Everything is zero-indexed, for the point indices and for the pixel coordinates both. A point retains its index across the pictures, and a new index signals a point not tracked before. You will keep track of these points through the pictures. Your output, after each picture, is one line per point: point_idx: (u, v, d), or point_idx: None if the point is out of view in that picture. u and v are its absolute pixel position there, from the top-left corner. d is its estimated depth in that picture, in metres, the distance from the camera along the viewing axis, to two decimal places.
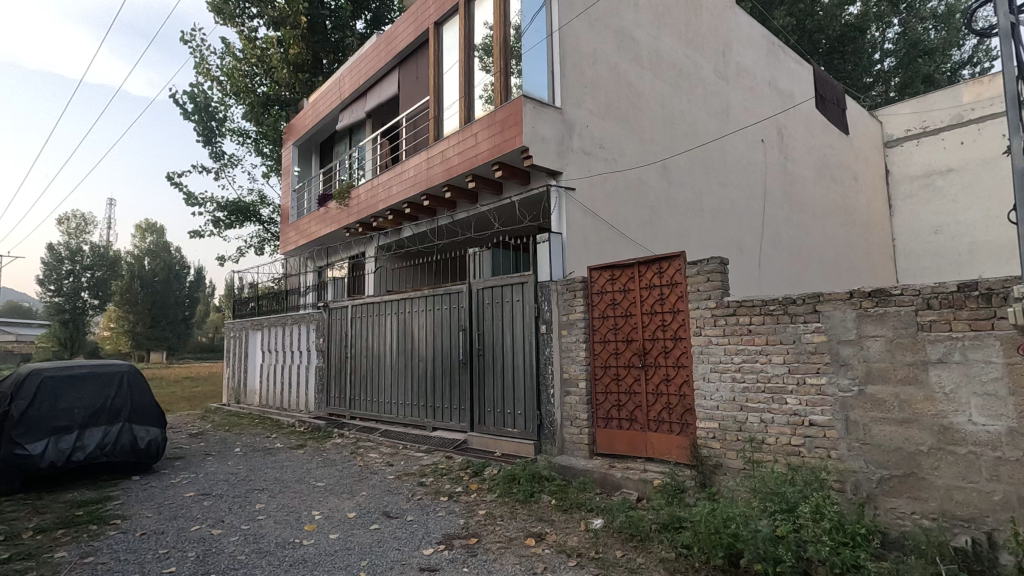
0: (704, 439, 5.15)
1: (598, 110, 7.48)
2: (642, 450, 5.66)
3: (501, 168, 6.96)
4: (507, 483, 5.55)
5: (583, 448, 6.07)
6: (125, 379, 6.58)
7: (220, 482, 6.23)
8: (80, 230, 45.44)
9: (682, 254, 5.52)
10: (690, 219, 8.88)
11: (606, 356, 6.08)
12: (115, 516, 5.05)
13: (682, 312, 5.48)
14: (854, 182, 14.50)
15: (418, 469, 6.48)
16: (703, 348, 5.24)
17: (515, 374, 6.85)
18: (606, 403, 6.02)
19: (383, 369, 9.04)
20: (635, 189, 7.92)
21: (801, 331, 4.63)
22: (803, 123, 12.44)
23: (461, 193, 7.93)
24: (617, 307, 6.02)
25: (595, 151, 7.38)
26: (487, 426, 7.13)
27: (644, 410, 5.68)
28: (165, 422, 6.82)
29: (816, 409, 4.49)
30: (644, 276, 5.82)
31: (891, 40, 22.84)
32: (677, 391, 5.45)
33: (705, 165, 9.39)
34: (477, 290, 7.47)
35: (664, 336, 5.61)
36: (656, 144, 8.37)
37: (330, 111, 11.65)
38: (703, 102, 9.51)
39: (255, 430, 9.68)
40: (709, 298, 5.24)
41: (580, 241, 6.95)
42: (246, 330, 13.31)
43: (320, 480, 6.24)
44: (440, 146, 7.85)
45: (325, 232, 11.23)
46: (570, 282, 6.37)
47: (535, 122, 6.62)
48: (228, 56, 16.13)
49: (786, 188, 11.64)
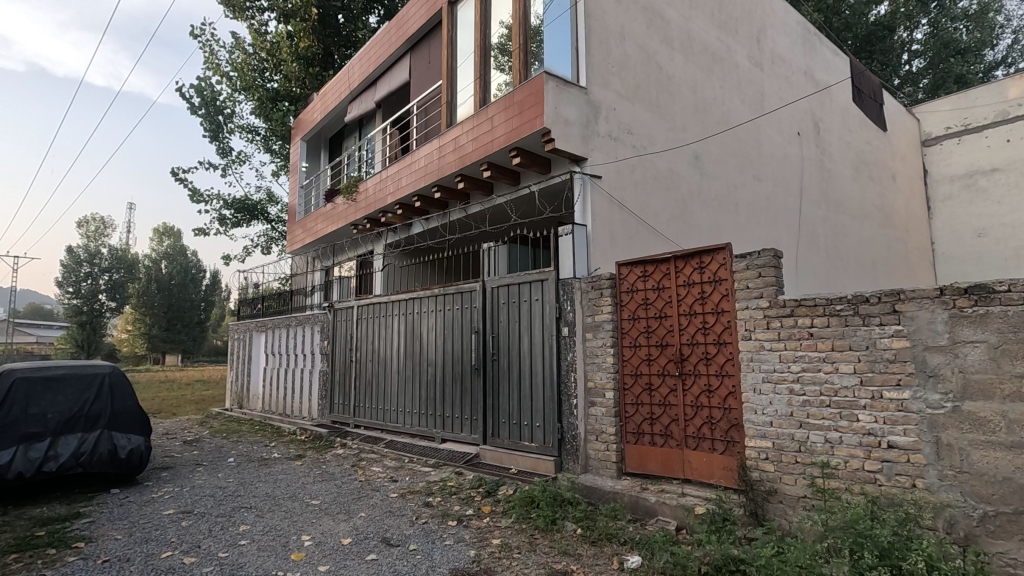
0: (755, 460, 4.43)
1: (626, 92, 6.83)
2: (680, 472, 4.95)
3: (519, 154, 6.31)
4: (525, 507, 4.85)
5: (611, 466, 5.38)
6: (107, 382, 6.05)
7: (205, 497, 5.62)
8: (99, 234, 46.21)
9: (728, 246, 4.82)
10: (724, 215, 8.15)
11: (636, 363, 5.38)
12: (79, 538, 4.45)
13: (728, 313, 4.77)
14: (891, 182, 13.62)
15: (424, 487, 5.81)
16: (753, 355, 4.53)
17: (533, 382, 6.17)
18: (637, 416, 5.32)
19: (390, 374, 8.43)
20: (665, 179, 7.22)
21: (875, 336, 3.90)
22: (840, 116, 11.63)
23: (474, 183, 7.32)
24: (649, 307, 5.34)
25: (623, 136, 6.71)
26: (501, 438, 6.45)
27: (681, 425, 4.98)
28: (150, 429, 6.25)
29: (897, 429, 3.75)
30: (682, 271, 5.14)
31: (920, 40, 21.79)
32: (721, 405, 4.74)
33: (740, 157, 8.65)
34: (492, 289, 6.82)
35: (705, 340, 4.90)
36: (687, 132, 7.68)
37: (339, 103, 11.13)
38: (737, 89, 8.80)
39: (254, 438, 9.10)
40: (761, 297, 4.52)
41: (607, 235, 6.27)
42: (250, 331, 12.82)
43: (314, 497, 5.60)
44: (452, 133, 7.24)
45: (331, 228, 10.67)
46: (596, 280, 5.69)
47: (558, 102, 5.98)
48: (237, 50, 15.75)
49: (823, 185, 10.83)
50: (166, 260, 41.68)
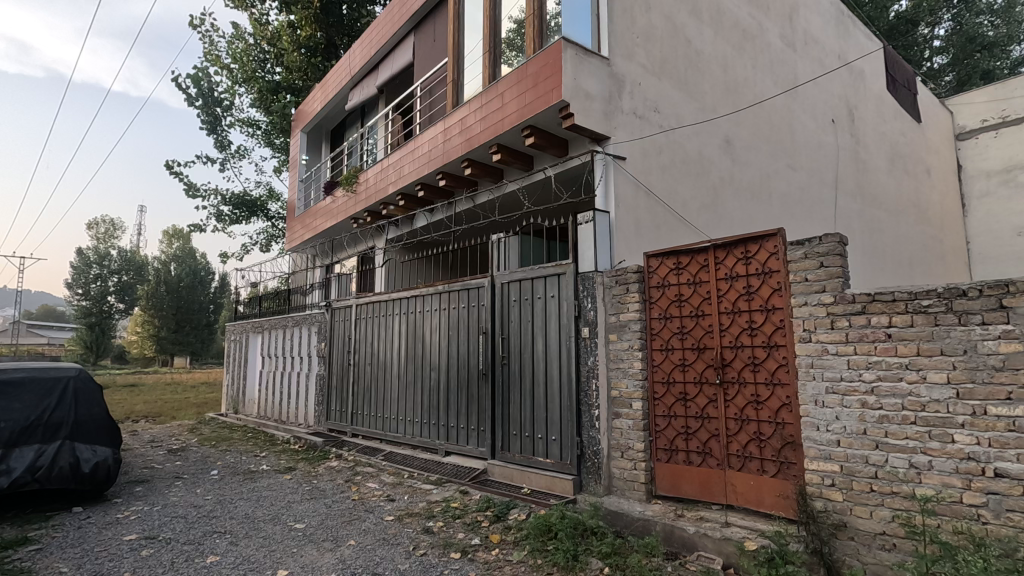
0: (817, 487, 3.70)
1: (652, 66, 6.13)
2: (720, 496, 4.27)
3: (533, 133, 5.63)
4: (540, 537, 4.14)
5: (639, 488, 4.66)
6: (72, 387, 5.46)
7: (174, 519, 4.93)
8: (109, 235, 46.34)
9: (781, 232, 4.13)
10: (758, 206, 7.40)
11: (669, 369, 4.69)
12: (17, 571, 3.77)
13: (781, 310, 4.07)
14: (927, 177, 12.78)
15: (424, 508, 5.10)
16: (815, 360, 3.80)
17: (548, 389, 5.46)
18: (669, 430, 4.63)
19: (390, 379, 7.76)
20: (695, 164, 6.50)
21: (976, 338, 3.14)
22: (874, 104, 10.84)
23: (482, 169, 6.64)
24: (684, 304, 4.66)
25: (649, 114, 6.01)
26: (512, 453, 5.74)
27: (723, 441, 4.30)
28: (117, 441, 5.63)
29: (1007, 454, 3.00)
30: (723, 263, 4.46)
31: (942, 36, 20.60)
32: (771, 419, 4.05)
33: (773, 144, 7.90)
34: (501, 285, 6.13)
35: (752, 342, 4.22)
36: (717, 114, 6.96)
37: (341, 90, 10.53)
38: (770, 70, 8.06)
39: (245, 447, 8.45)
40: (823, 291, 3.80)
41: (632, 224, 5.55)
42: (247, 333, 12.23)
43: (298, 520, 4.90)
44: (458, 114, 6.58)
45: (330, 223, 10.05)
46: (621, 274, 4.99)
47: (577, 73, 5.30)
48: (237, 40, 15.22)
49: (859, 178, 10.02)
50: (175, 261, 41.44)
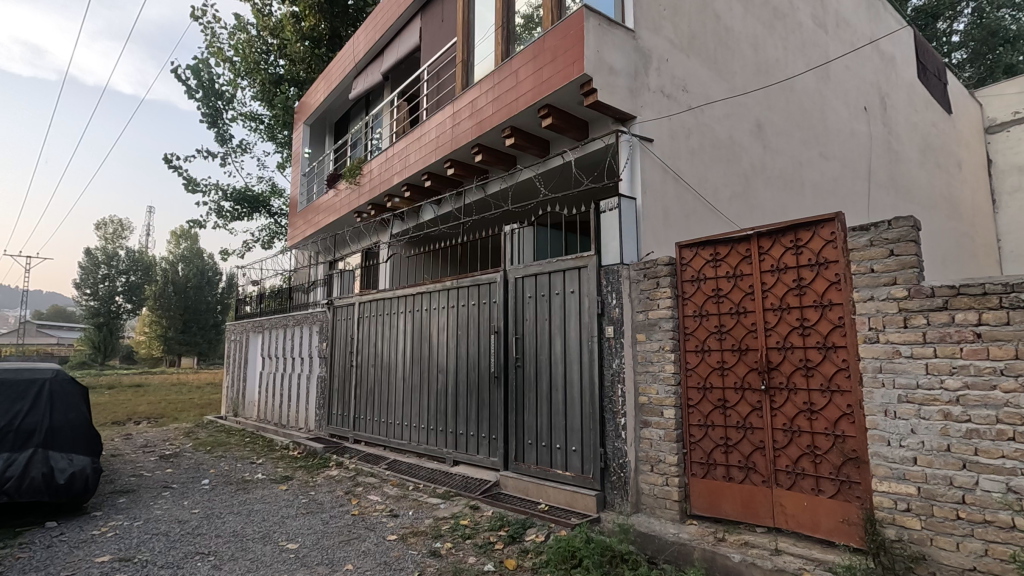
0: (888, 512, 3.18)
1: (680, 42, 5.62)
2: (767, 518, 3.76)
3: (551, 113, 5.13)
4: (563, 565, 3.62)
5: (671, 507, 4.15)
6: (48, 391, 5.03)
7: (154, 536, 4.46)
8: (116, 236, 46.20)
9: (839, 217, 3.60)
10: (790, 196, 6.86)
11: (705, 373, 4.18)
12: None
13: (839, 306, 3.55)
14: (958, 171, 12.16)
15: (430, 526, 4.61)
16: (885, 363, 3.26)
17: (567, 395, 4.95)
18: (706, 442, 4.12)
19: (394, 381, 7.28)
20: (725, 149, 5.98)
21: None
22: (906, 93, 10.26)
23: (494, 155, 6.15)
24: (723, 300, 4.14)
25: (677, 93, 5.49)
26: (527, 464, 5.23)
27: (769, 456, 3.79)
28: (97, 449, 5.17)
29: None
30: (768, 254, 3.95)
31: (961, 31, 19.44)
32: (828, 431, 3.53)
33: (805, 131, 7.36)
34: (515, 280, 5.63)
35: (804, 343, 3.70)
36: (748, 95, 6.43)
37: (345, 78, 10.09)
38: (801, 52, 7.51)
39: (242, 453, 7.99)
40: (893, 283, 3.26)
41: (660, 212, 5.03)
42: (248, 333, 11.81)
43: (290, 539, 4.41)
44: (468, 96, 6.09)
45: (332, 217, 9.61)
46: (651, 266, 4.48)
47: (600, 45, 4.80)
48: (239, 31, 14.82)
49: (892, 169, 9.42)
50: (182, 262, 41.16)
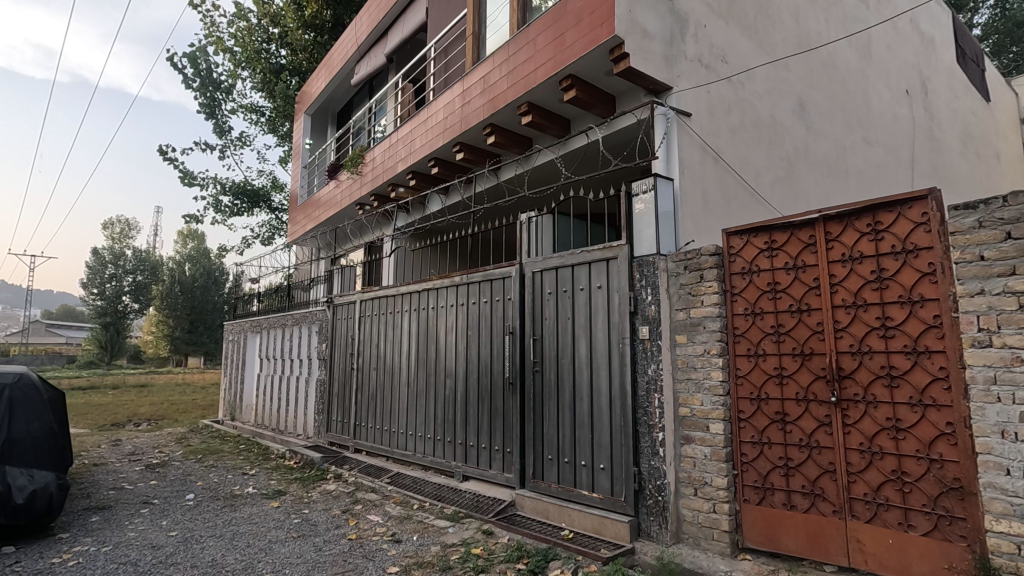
0: (1011, 562, 2.53)
1: (717, 7, 5.01)
2: (839, 556, 3.14)
3: (574, 84, 4.54)
4: None
5: (721, 539, 3.53)
6: (8, 398, 4.49)
7: (120, 567, 3.87)
8: (123, 236, 45.89)
9: (933, 194, 2.97)
10: (833, 182, 6.22)
11: (759, 381, 3.57)
12: None
13: (933, 303, 2.92)
14: (996, 162, 11.41)
15: (437, 556, 4.00)
16: (1002, 373, 2.60)
17: (594, 404, 4.34)
18: (762, 462, 3.51)
19: (397, 385, 6.72)
20: (767, 129, 5.34)
21: None
22: (945, 78, 9.57)
23: (509, 136, 5.57)
24: (781, 296, 3.53)
25: (715, 64, 4.88)
26: (548, 482, 4.63)
27: (841, 481, 3.17)
28: (62, 464, 4.61)
29: None
30: (838, 241, 3.33)
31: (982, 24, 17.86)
32: (919, 455, 2.90)
33: (848, 113, 6.71)
34: (532, 274, 5.03)
35: (886, 348, 3.08)
36: (790, 70, 5.80)
37: (347, 63, 9.53)
38: (844, 26, 6.86)
39: (235, 463, 7.42)
40: (1012, 273, 2.60)
41: (699, 195, 4.40)
42: (246, 333, 11.28)
43: (276, 571, 3.82)
44: (480, 71, 5.50)
45: (333, 211, 9.05)
46: (694, 257, 3.87)
47: (632, 4, 4.19)
48: (239, 19, 14.32)
49: (934, 158, 8.73)
50: (189, 262, 40.68)
